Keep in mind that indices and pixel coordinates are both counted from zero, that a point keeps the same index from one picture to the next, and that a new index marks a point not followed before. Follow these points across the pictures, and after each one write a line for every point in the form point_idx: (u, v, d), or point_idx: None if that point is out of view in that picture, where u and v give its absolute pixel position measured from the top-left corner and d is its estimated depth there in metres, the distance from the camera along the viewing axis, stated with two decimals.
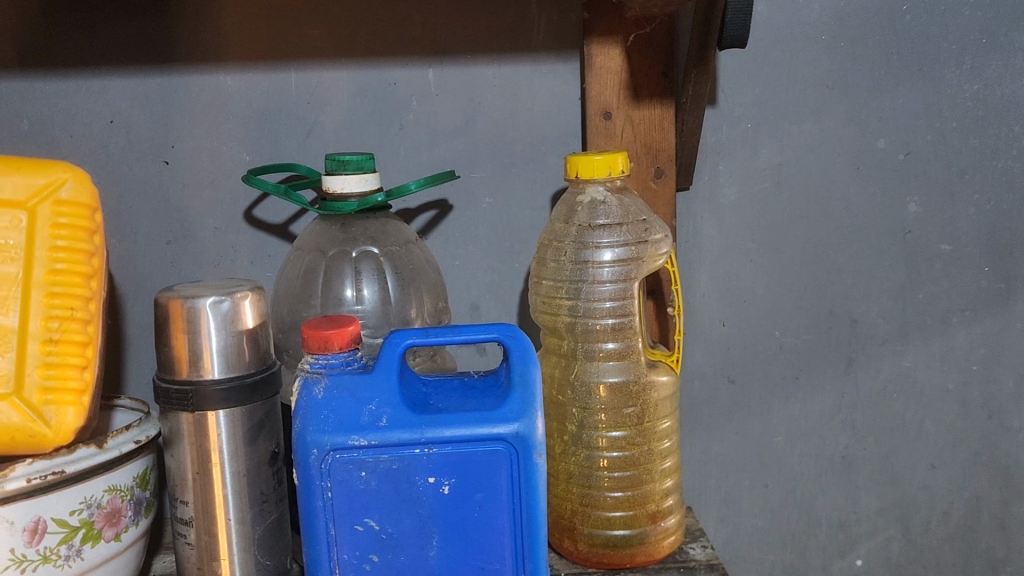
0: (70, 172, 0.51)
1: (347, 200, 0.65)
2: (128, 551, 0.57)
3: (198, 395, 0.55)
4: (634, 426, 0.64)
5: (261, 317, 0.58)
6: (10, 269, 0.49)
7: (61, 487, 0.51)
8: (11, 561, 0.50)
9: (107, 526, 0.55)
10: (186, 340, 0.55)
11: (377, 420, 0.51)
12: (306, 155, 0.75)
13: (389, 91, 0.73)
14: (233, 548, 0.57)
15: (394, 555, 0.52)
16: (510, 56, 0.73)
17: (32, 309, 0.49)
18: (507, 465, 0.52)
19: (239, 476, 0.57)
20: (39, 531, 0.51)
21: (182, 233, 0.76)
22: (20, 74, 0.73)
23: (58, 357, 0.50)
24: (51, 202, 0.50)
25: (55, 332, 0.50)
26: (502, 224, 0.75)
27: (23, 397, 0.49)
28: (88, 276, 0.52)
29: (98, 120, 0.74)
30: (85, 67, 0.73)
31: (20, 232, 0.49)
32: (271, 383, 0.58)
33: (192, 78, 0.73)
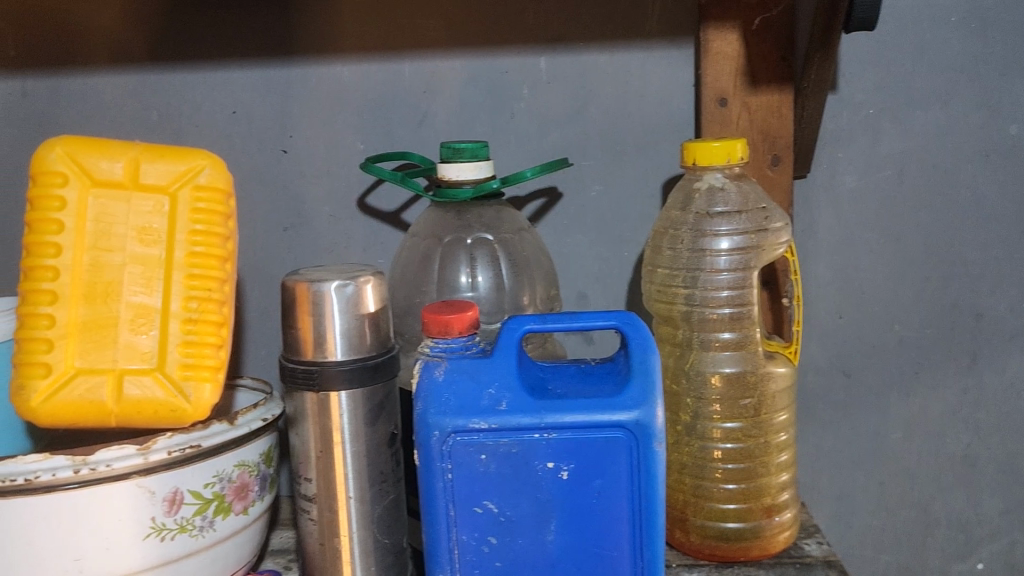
0: (209, 159, 0.53)
1: (461, 187, 0.66)
2: (254, 525, 0.60)
3: (322, 376, 0.57)
4: (750, 419, 0.63)
5: (382, 301, 0.59)
6: (154, 252, 0.52)
7: (197, 461, 0.54)
8: (151, 529, 0.52)
9: (236, 500, 0.57)
10: (312, 322, 0.56)
11: (497, 404, 0.52)
12: (419, 143, 0.76)
13: (501, 79, 0.74)
14: (353, 525, 0.59)
15: (512, 538, 0.53)
16: (623, 43, 0.72)
17: (173, 290, 0.52)
18: (626, 453, 0.52)
19: (360, 456, 0.59)
20: (176, 502, 0.53)
21: (299, 220, 0.78)
22: (151, 67, 0.77)
23: (196, 336, 0.52)
24: (191, 188, 0.52)
25: (194, 311, 0.52)
26: (612, 212, 0.75)
27: (165, 374, 0.51)
28: (224, 259, 0.53)
29: (221, 111, 0.77)
30: (210, 60, 0.76)
31: (163, 216, 0.52)
32: (391, 366, 0.59)
33: (310, 69, 0.75)
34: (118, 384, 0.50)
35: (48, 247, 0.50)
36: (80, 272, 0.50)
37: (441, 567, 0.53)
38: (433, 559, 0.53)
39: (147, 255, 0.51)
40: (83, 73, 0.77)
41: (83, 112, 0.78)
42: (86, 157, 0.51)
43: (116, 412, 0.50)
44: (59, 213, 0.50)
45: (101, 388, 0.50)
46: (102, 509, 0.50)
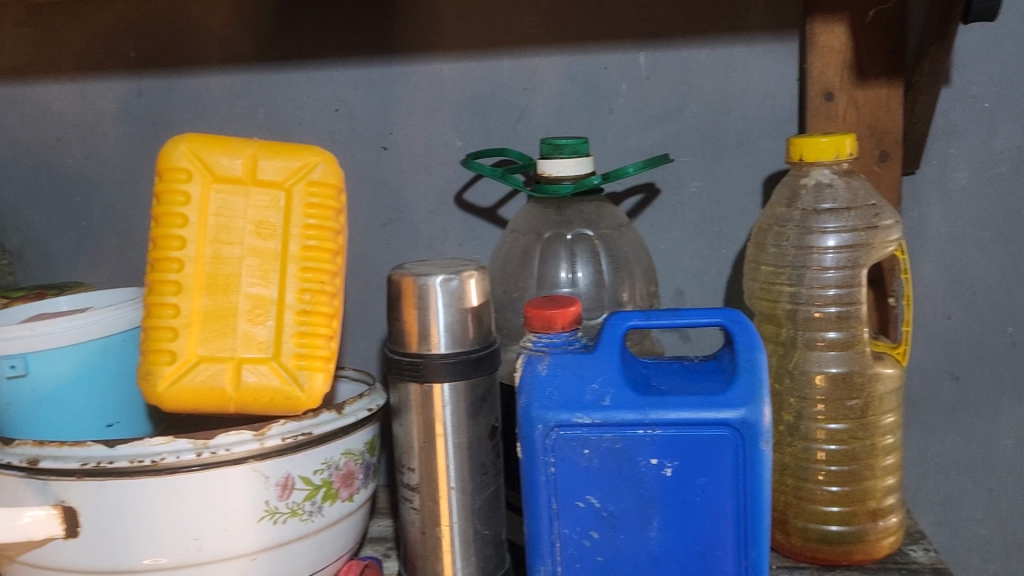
0: (322, 155, 0.54)
1: (560, 182, 0.66)
2: (358, 512, 0.61)
3: (427, 367, 0.58)
4: (856, 420, 0.61)
5: (485, 296, 0.59)
6: (270, 244, 0.54)
7: (307, 448, 0.55)
8: (265, 512, 0.54)
9: (342, 487, 0.59)
10: (417, 315, 0.57)
11: (601, 399, 0.52)
12: (516, 140, 0.76)
13: (600, 75, 0.74)
14: (453, 515, 0.60)
15: (615, 533, 0.53)
16: (725, 38, 0.71)
17: (288, 282, 0.53)
18: (731, 451, 0.51)
19: (462, 448, 0.60)
20: (288, 487, 0.55)
21: (398, 215, 0.80)
22: (258, 67, 0.79)
23: (309, 327, 0.53)
24: (305, 183, 0.54)
25: (307, 303, 0.54)
26: (712, 208, 0.74)
27: (280, 363, 0.53)
28: (335, 253, 0.55)
29: (325, 109, 0.79)
30: (314, 59, 0.78)
31: (279, 210, 0.54)
32: (492, 360, 0.60)
33: (411, 67, 0.77)
34: (237, 371, 0.52)
35: (174, 240, 0.52)
36: (203, 263, 0.53)
37: (543, 559, 0.54)
38: (535, 551, 0.54)
39: (264, 248, 0.53)
40: (194, 73, 0.81)
41: (194, 112, 0.82)
42: (209, 154, 0.53)
43: (235, 398, 0.53)
44: (183, 208, 0.52)
45: (221, 375, 0.52)
46: (221, 491, 0.53)
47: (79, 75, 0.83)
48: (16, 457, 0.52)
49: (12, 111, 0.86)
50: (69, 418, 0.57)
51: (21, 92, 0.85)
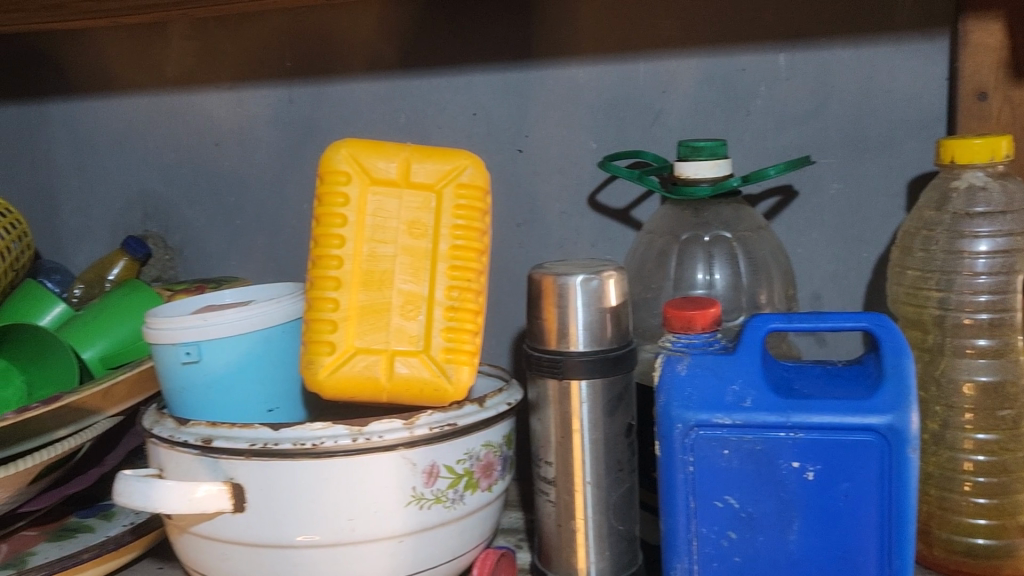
0: (471, 159, 0.57)
1: (698, 185, 0.67)
2: (495, 502, 0.64)
3: (566, 364, 0.59)
4: (1007, 431, 0.60)
5: (623, 295, 0.60)
6: (422, 243, 0.56)
7: (452, 438, 0.58)
8: (412, 497, 0.57)
9: (483, 477, 0.61)
10: (556, 313, 0.59)
11: (742, 400, 0.52)
12: (651, 142, 0.77)
13: (738, 77, 0.73)
14: (588, 509, 0.61)
15: (753, 534, 0.53)
16: (870, 37, 0.70)
17: (438, 279, 0.56)
18: (877, 457, 0.51)
19: (598, 443, 0.61)
20: (433, 474, 0.58)
21: (531, 216, 0.81)
22: (401, 73, 0.83)
23: (457, 322, 0.56)
24: (454, 186, 0.56)
25: (455, 300, 0.56)
26: (852, 211, 0.73)
27: (430, 356, 0.56)
28: (481, 252, 0.57)
29: (464, 113, 0.82)
30: (454, 65, 0.81)
31: (430, 211, 0.57)
32: (629, 359, 0.61)
33: (547, 71, 0.78)
34: (390, 363, 0.55)
35: (334, 238, 0.56)
36: (360, 261, 0.56)
37: (680, 557, 0.54)
38: (672, 548, 0.54)
39: (416, 247, 0.56)
40: (341, 80, 0.85)
41: (340, 117, 0.86)
42: (367, 158, 0.56)
43: (387, 388, 0.56)
44: (343, 208, 0.56)
45: (375, 366, 0.55)
46: (373, 475, 0.56)
47: (237, 84, 0.89)
48: (191, 436, 0.57)
49: (177, 118, 0.93)
50: (236, 402, 0.61)
51: (185, 100, 0.92)
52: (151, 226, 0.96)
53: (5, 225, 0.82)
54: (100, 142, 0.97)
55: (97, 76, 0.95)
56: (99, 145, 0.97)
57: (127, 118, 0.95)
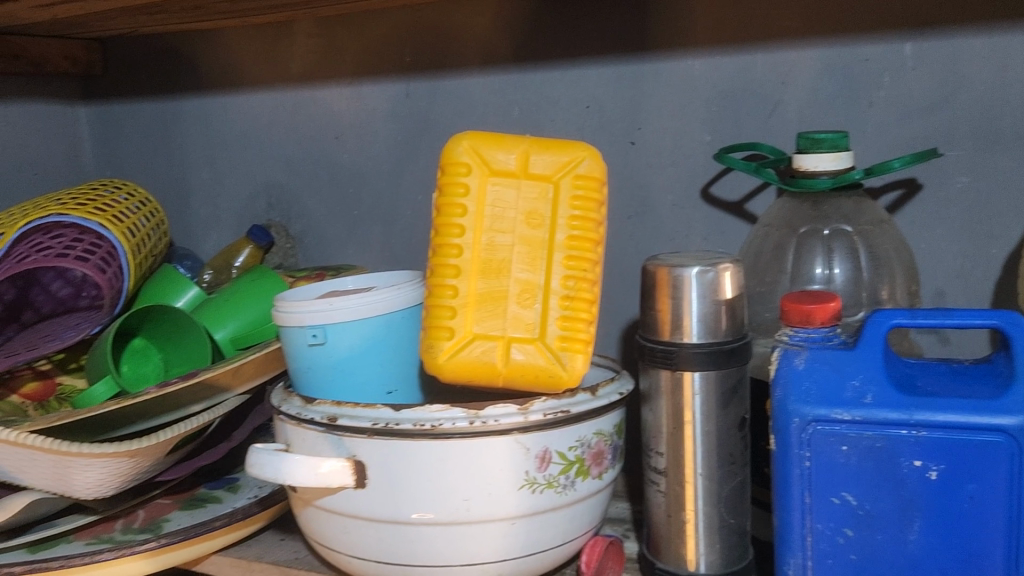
0: (588, 151, 0.57)
1: (818, 177, 0.65)
2: (605, 491, 0.64)
3: (679, 356, 0.60)
4: None
5: (739, 288, 0.60)
6: (539, 233, 0.58)
7: (565, 425, 0.59)
8: (525, 481, 0.58)
9: (594, 465, 0.62)
10: (671, 304, 0.59)
11: (862, 396, 0.52)
12: (767, 134, 0.75)
13: (860, 67, 0.72)
14: (699, 501, 0.62)
15: (871, 532, 0.52)
16: (1005, 24, 0.67)
17: (555, 268, 0.57)
18: (1006, 459, 0.49)
19: (710, 436, 0.61)
20: (546, 459, 0.59)
21: (643, 208, 0.82)
22: (515, 67, 0.84)
23: (572, 311, 0.57)
24: (572, 177, 0.57)
25: (571, 289, 0.57)
26: (981, 206, 0.70)
27: (545, 343, 0.57)
28: (597, 243, 0.58)
29: (577, 106, 0.82)
30: (568, 59, 0.82)
31: (547, 202, 0.58)
32: (744, 352, 0.61)
33: (662, 63, 0.78)
34: (507, 349, 0.57)
35: (454, 228, 0.57)
36: (479, 250, 0.58)
37: (794, 552, 0.54)
38: (786, 544, 0.54)
39: (533, 236, 0.58)
40: (457, 75, 0.87)
41: (455, 110, 0.88)
42: (487, 149, 0.58)
43: (503, 374, 0.57)
44: (463, 198, 0.57)
45: (492, 352, 0.57)
46: (488, 458, 0.57)
47: (356, 79, 0.93)
48: (317, 413, 0.60)
49: (300, 113, 0.97)
50: (357, 384, 0.64)
51: (308, 95, 0.96)
52: (274, 215, 1.01)
53: (145, 213, 0.87)
54: (229, 136, 1.02)
55: (228, 73, 1.00)
56: (228, 139, 1.02)
57: (254, 113, 1.00)
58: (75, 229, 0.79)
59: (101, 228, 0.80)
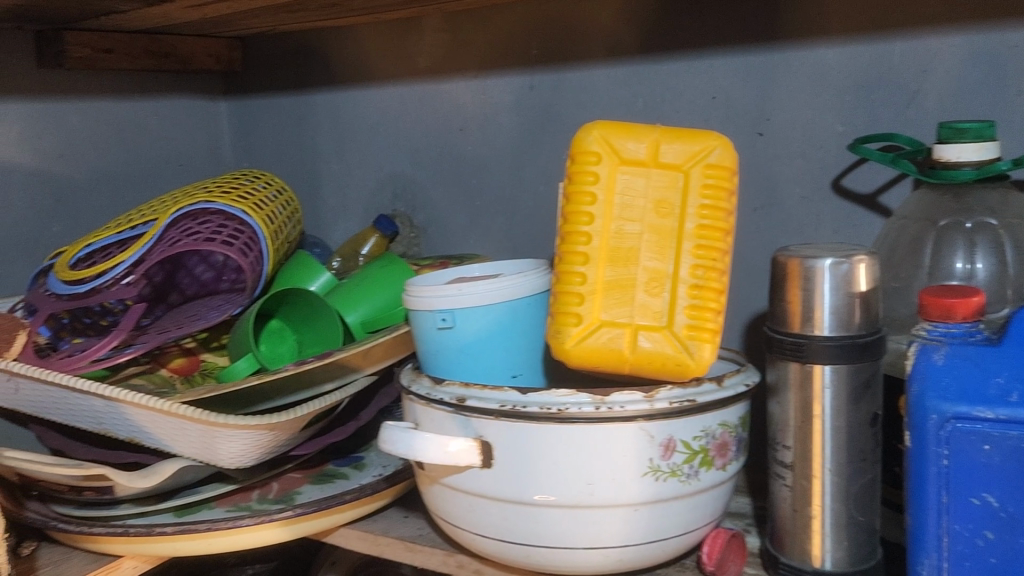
0: (719, 140, 0.57)
1: (961, 168, 0.63)
2: (728, 483, 0.64)
3: (809, 348, 0.59)
4: None
5: (873, 281, 0.58)
6: (668, 222, 0.58)
7: (691, 415, 0.59)
8: (649, 468, 0.59)
9: (718, 456, 0.62)
10: (801, 296, 0.58)
11: (1007, 394, 0.49)
12: (904, 125, 0.73)
13: (1008, 54, 0.68)
14: (826, 497, 0.61)
15: (1013, 536, 0.50)
16: None
17: (683, 257, 0.57)
18: None
19: (840, 431, 0.60)
20: (670, 448, 0.59)
21: (770, 200, 0.80)
22: (640, 59, 0.84)
23: (700, 301, 0.57)
24: (702, 166, 0.57)
25: (699, 278, 0.57)
26: None
27: (673, 332, 0.57)
28: (727, 232, 0.58)
29: (703, 97, 0.82)
30: (695, 49, 0.81)
31: (678, 190, 0.58)
32: (877, 347, 0.59)
33: (793, 53, 0.77)
34: (634, 336, 0.58)
35: (583, 216, 0.58)
36: (607, 237, 0.58)
37: (928, 552, 0.53)
38: (920, 544, 0.53)
39: (662, 225, 0.58)
40: (581, 67, 0.88)
41: (578, 102, 0.89)
42: (617, 138, 0.58)
43: (630, 361, 0.58)
44: (593, 187, 0.58)
45: (619, 339, 0.58)
46: (613, 444, 0.58)
47: (482, 72, 0.95)
48: (447, 394, 0.62)
49: (426, 106, 1.00)
50: (484, 367, 0.66)
51: (434, 89, 0.99)
52: (399, 205, 1.05)
53: (282, 202, 0.92)
54: (357, 128, 1.06)
55: (358, 68, 1.04)
56: (357, 132, 1.06)
57: (382, 106, 1.03)
58: (221, 215, 0.84)
59: (244, 215, 0.85)
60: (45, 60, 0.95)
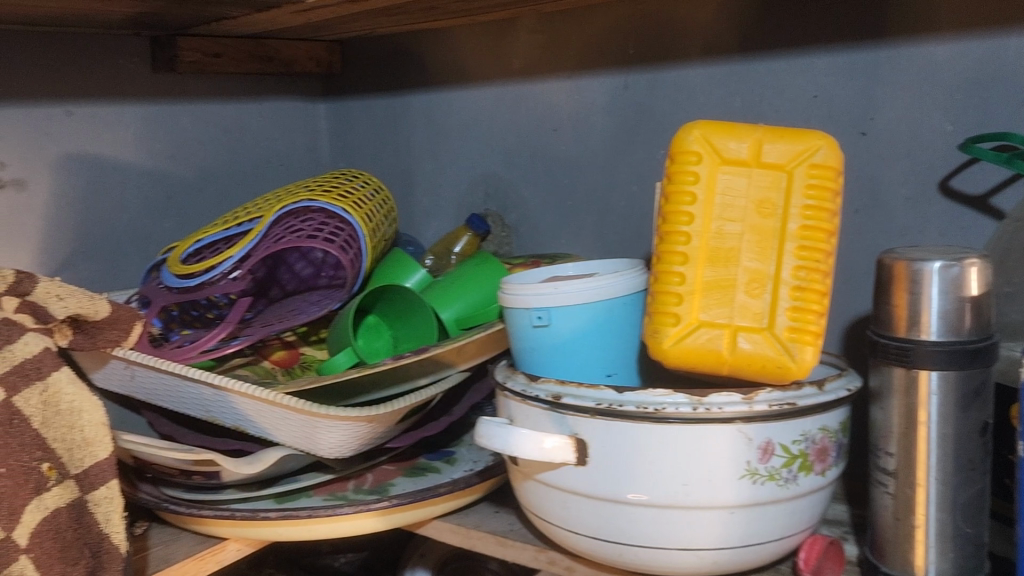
0: (825, 139, 0.56)
1: None
2: (826, 489, 0.63)
3: (916, 353, 0.57)
4: None
5: (986, 285, 0.56)
6: (770, 223, 0.57)
7: (790, 418, 0.58)
8: (747, 471, 0.58)
9: (817, 461, 0.61)
10: (908, 300, 0.57)
11: None
12: (1019, 123, 0.70)
13: None
14: (930, 507, 0.59)
15: None
16: None
17: (786, 258, 0.57)
18: None
19: (947, 439, 0.58)
20: (768, 451, 0.58)
21: (873, 201, 0.78)
22: (738, 57, 0.84)
23: (803, 303, 0.56)
24: (807, 166, 0.56)
25: (802, 280, 0.56)
26: None
27: (773, 334, 0.57)
28: (831, 233, 0.57)
29: (803, 95, 0.80)
30: (796, 48, 0.80)
31: (781, 190, 0.57)
32: (989, 354, 0.57)
33: (900, 50, 0.75)
34: (733, 337, 0.57)
35: (683, 216, 0.58)
36: (707, 237, 0.58)
37: None
38: None
39: (764, 226, 0.57)
40: (678, 67, 0.87)
41: (674, 102, 0.88)
42: (719, 137, 0.58)
43: (729, 362, 0.58)
44: (693, 186, 0.58)
45: (719, 340, 0.57)
46: (710, 445, 0.58)
47: (577, 72, 0.95)
48: (542, 391, 0.62)
49: (520, 106, 1.01)
50: (579, 365, 0.66)
51: (528, 89, 0.99)
52: (492, 205, 1.06)
53: (378, 201, 0.94)
54: (452, 129, 1.08)
55: (454, 70, 1.06)
56: (451, 132, 1.08)
57: (477, 107, 1.05)
58: (323, 214, 0.86)
59: (345, 213, 0.87)
60: (159, 65, 1.00)
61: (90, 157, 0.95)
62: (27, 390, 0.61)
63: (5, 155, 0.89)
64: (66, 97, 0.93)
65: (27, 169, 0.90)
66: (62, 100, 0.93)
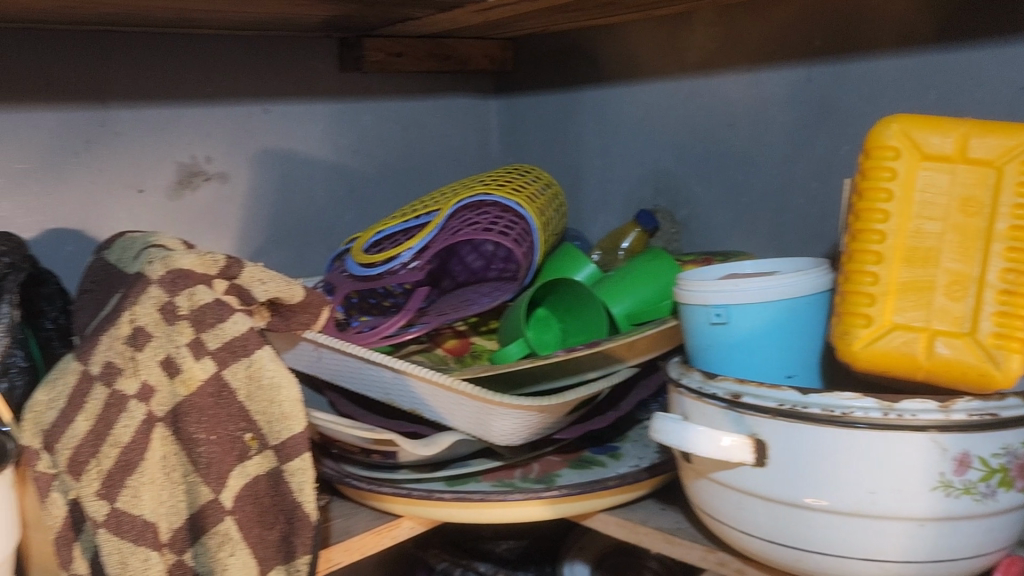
0: None
1: None
2: None
3: None
4: None
5: None
6: (976, 222, 0.54)
7: (990, 430, 0.55)
8: (939, 483, 0.55)
9: (1019, 477, 0.57)
10: None
11: None
12: None
13: None
14: None
15: None
16: None
17: (992, 260, 0.53)
18: None
19: None
20: (965, 464, 0.55)
21: None
22: (935, 47, 0.79)
23: (1011, 308, 0.52)
24: (1019, 161, 0.52)
25: (1011, 283, 0.52)
26: None
27: (976, 340, 0.53)
28: None
29: (1009, 87, 0.75)
30: (1002, 36, 0.75)
31: (988, 188, 0.53)
32: None
33: None
34: (930, 342, 0.54)
35: (877, 213, 0.56)
36: (904, 237, 0.55)
37: None
38: None
39: (968, 225, 0.54)
40: (867, 58, 0.84)
41: (861, 95, 0.85)
42: (920, 132, 0.55)
43: (925, 367, 0.55)
44: (889, 183, 0.56)
45: (915, 343, 0.55)
46: (900, 453, 0.55)
47: (755, 66, 0.93)
48: (720, 389, 0.62)
49: (694, 101, 0.99)
50: (758, 364, 0.65)
51: (703, 84, 0.98)
52: (661, 201, 1.05)
53: (549, 195, 0.96)
54: (622, 124, 1.08)
55: (627, 65, 1.06)
56: (622, 128, 1.08)
57: (649, 102, 1.04)
58: (498, 207, 0.89)
59: (519, 208, 0.89)
60: (346, 64, 1.05)
61: (284, 152, 1.02)
62: (234, 365, 0.65)
63: (212, 150, 0.96)
64: (265, 97, 1.00)
65: (229, 163, 0.98)
66: (261, 98, 0.99)
